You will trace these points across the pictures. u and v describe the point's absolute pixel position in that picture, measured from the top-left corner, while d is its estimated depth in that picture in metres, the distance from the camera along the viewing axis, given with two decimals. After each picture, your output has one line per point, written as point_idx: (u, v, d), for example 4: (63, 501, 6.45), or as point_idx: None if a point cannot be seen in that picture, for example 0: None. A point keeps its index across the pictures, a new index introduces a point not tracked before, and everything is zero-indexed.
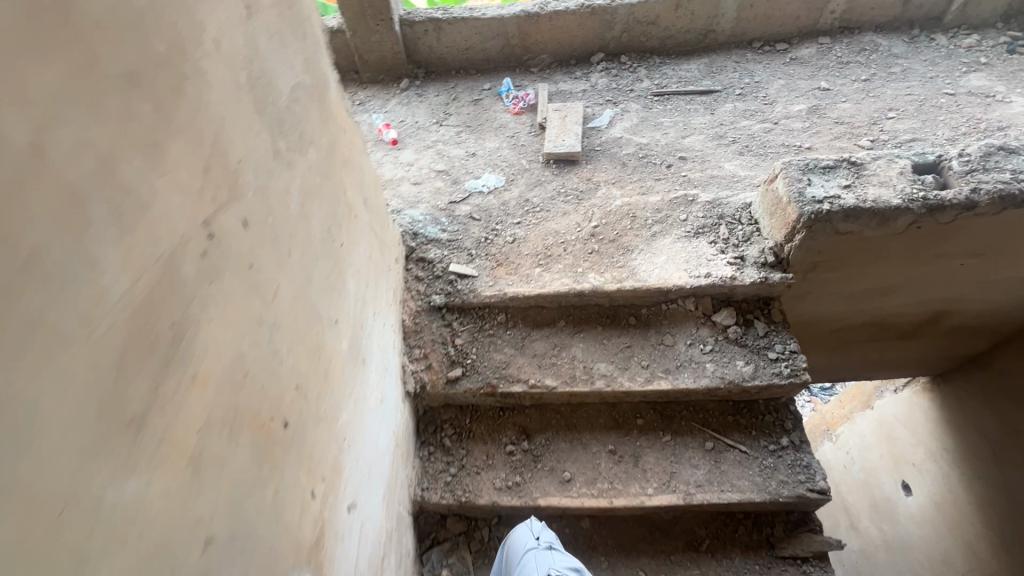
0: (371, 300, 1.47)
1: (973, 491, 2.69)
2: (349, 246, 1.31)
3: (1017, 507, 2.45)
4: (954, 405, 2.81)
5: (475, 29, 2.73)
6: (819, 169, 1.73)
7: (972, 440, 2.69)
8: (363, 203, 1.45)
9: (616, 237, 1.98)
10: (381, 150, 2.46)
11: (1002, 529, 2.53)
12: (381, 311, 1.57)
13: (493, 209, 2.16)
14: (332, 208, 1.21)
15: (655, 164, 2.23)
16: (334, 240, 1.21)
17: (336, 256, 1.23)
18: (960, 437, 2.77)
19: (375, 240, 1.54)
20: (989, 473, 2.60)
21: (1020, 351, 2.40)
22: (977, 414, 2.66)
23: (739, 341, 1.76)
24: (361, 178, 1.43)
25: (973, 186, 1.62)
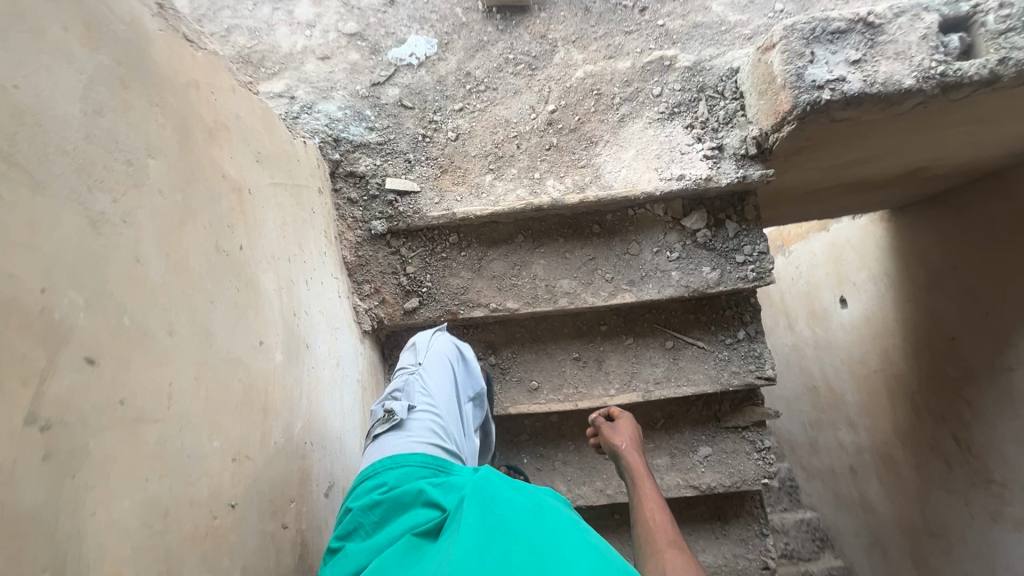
0: (298, 271, 1.27)
1: (902, 310, 2.98)
2: (255, 238, 1.07)
3: (932, 327, 2.79)
4: (905, 235, 2.90)
5: None
6: (826, 36, 1.39)
7: (914, 268, 2.86)
8: (255, 162, 1.13)
9: (578, 125, 1.68)
10: (268, 4, 1.86)
11: (915, 342, 2.92)
12: (316, 269, 1.39)
13: (428, 90, 1.75)
14: (215, 212, 0.94)
15: (625, 7, 1.77)
16: (230, 249, 0.98)
17: (240, 264, 1.00)
18: (904, 264, 2.93)
19: (284, 195, 1.26)
20: (919, 297, 2.85)
21: (984, 190, 2.38)
22: (924, 244, 2.77)
23: (707, 245, 1.66)
24: (239, 132, 1.08)
25: (1003, 54, 1.33)
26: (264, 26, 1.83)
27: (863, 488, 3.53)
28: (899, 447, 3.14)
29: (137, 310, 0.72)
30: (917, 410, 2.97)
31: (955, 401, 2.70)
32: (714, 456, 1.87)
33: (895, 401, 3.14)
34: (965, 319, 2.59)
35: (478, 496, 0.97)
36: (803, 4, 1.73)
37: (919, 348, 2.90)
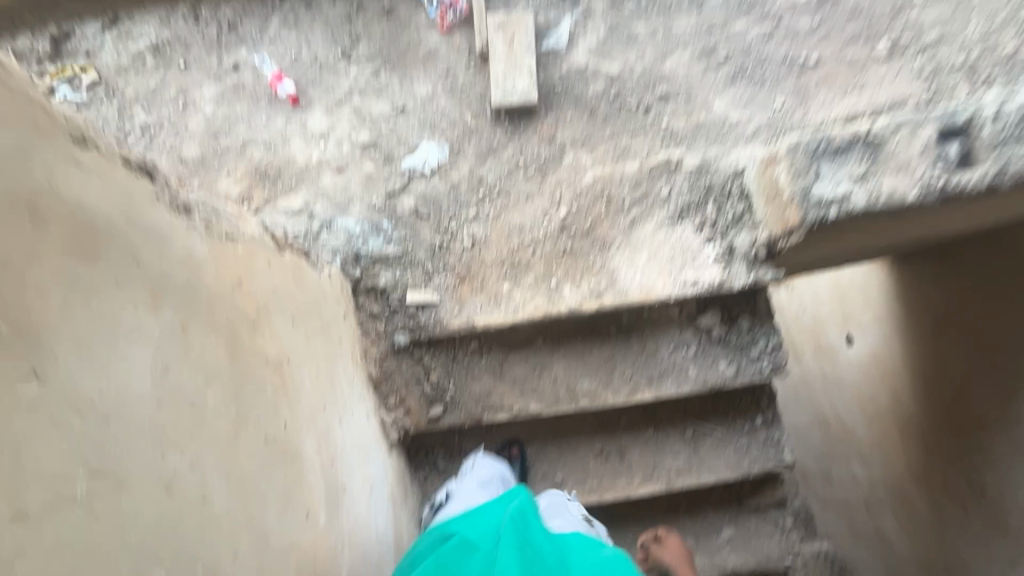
0: (333, 414, 1.31)
1: (909, 354, 3.02)
2: (295, 407, 1.11)
3: (940, 372, 2.83)
4: (908, 281, 2.97)
5: None
6: (829, 153, 1.46)
7: (918, 314, 2.92)
8: (291, 326, 1.17)
9: (590, 228, 1.73)
10: (281, 115, 1.90)
11: (924, 385, 2.96)
12: (346, 402, 1.42)
13: (442, 197, 1.80)
14: (263, 403, 0.98)
15: (630, 107, 1.83)
16: (277, 433, 1.01)
17: (285, 442, 1.04)
18: (908, 309, 2.98)
19: (317, 343, 1.30)
20: (925, 342, 2.89)
21: (984, 246, 2.47)
22: (927, 291, 2.83)
23: (722, 340, 1.70)
24: (275, 304, 1.12)
25: (1001, 164, 1.39)
26: (279, 138, 1.88)
27: (879, 523, 3.44)
28: (912, 485, 3.15)
29: (208, 553, 0.75)
30: (928, 451, 3.01)
31: (967, 446, 2.74)
32: (737, 538, 1.90)
33: (907, 441, 3.17)
34: (971, 366, 2.64)
35: (515, 522, 1.34)
36: (802, 99, 1.79)
37: (928, 391, 2.94)
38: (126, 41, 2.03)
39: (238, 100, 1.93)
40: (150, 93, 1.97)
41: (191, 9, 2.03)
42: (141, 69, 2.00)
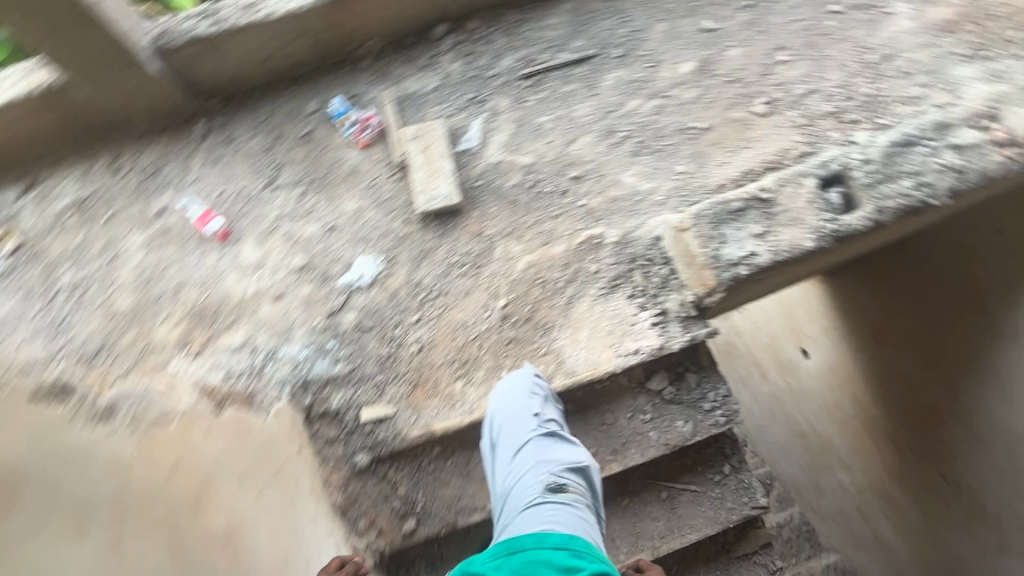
0: (306, 563, 1.28)
1: (859, 360, 3.16)
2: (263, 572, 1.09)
3: (889, 374, 2.97)
4: (841, 293, 3.14)
5: (268, 34, 1.95)
6: (729, 217, 1.59)
7: (857, 322, 3.08)
8: (246, 486, 1.17)
9: (531, 314, 1.79)
10: (212, 252, 1.92)
11: (879, 388, 3.09)
12: (321, 543, 1.40)
13: (383, 307, 1.83)
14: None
15: (547, 193, 1.94)
16: None
17: None
18: (848, 318, 3.14)
19: (280, 492, 1.29)
20: (869, 348, 3.04)
21: (901, 254, 2.68)
22: (858, 301, 3.02)
23: (675, 399, 1.76)
24: (224, 472, 1.14)
25: (878, 206, 1.57)
26: (213, 275, 1.89)
27: (875, 528, 3.42)
28: (893, 486, 3.22)
29: None
30: (897, 451, 3.11)
31: (931, 441, 2.86)
32: None
33: (878, 442, 3.24)
34: (913, 366, 2.80)
35: None
36: (701, 162, 1.95)
37: (883, 393, 3.07)
38: (45, 202, 2.03)
39: (168, 244, 1.94)
40: (76, 251, 1.96)
41: (109, 161, 2.06)
42: (62, 228, 1.99)
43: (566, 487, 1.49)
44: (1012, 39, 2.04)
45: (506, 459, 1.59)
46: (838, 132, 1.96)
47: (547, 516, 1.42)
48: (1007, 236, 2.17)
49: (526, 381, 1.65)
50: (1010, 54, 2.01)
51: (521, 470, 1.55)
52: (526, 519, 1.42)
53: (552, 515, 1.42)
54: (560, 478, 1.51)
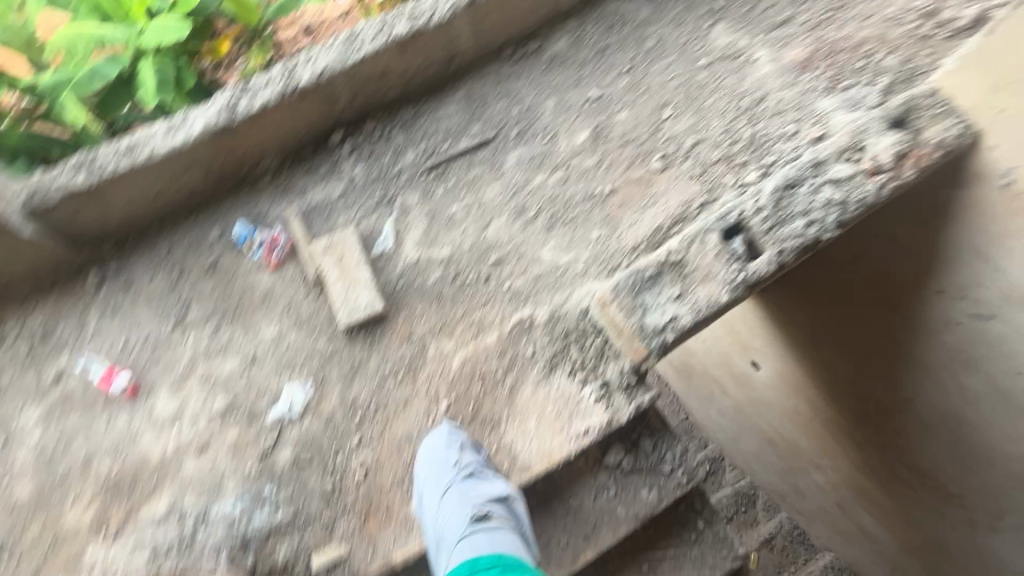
0: None
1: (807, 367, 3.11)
2: None
3: (840, 377, 2.95)
4: (775, 305, 3.08)
5: (154, 173, 1.87)
6: (646, 284, 1.62)
7: (797, 332, 3.02)
8: None
9: (475, 411, 1.74)
10: (122, 411, 1.77)
11: (832, 391, 3.06)
12: None
13: (320, 436, 1.73)
14: None
15: (471, 281, 1.93)
16: None
17: None
18: (788, 329, 3.08)
19: None
20: (816, 354, 2.99)
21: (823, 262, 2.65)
22: (792, 310, 2.98)
23: (635, 468, 1.74)
24: None
25: (778, 248, 1.65)
26: (125, 438, 1.73)
27: (859, 522, 3.43)
28: (861, 482, 3.23)
29: None
30: (857, 448, 3.13)
31: (886, 435, 2.89)
32: None
33: (838, 444, 3.25)
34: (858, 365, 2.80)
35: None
36: (613, 225, 2.01)
37: (837, 396, 3.05)
38: None
39: (70, 412, 1.77)
40: None
41: None
42: None
43: (490, 516, 1.55)
44: (861, 68, 2.26)
45: (433, 499, 1.60)
46: (731, 176, 2.07)
47: (477, 547, 1.51)
48: (910, 241, 2.20)
49: (445, 436, 1.66)
50: (862, 82, 2.22)
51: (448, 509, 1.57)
52: (454, 553, 1.52)
53: (479, 547, 1.50)
54: (483, 510, 1.56)
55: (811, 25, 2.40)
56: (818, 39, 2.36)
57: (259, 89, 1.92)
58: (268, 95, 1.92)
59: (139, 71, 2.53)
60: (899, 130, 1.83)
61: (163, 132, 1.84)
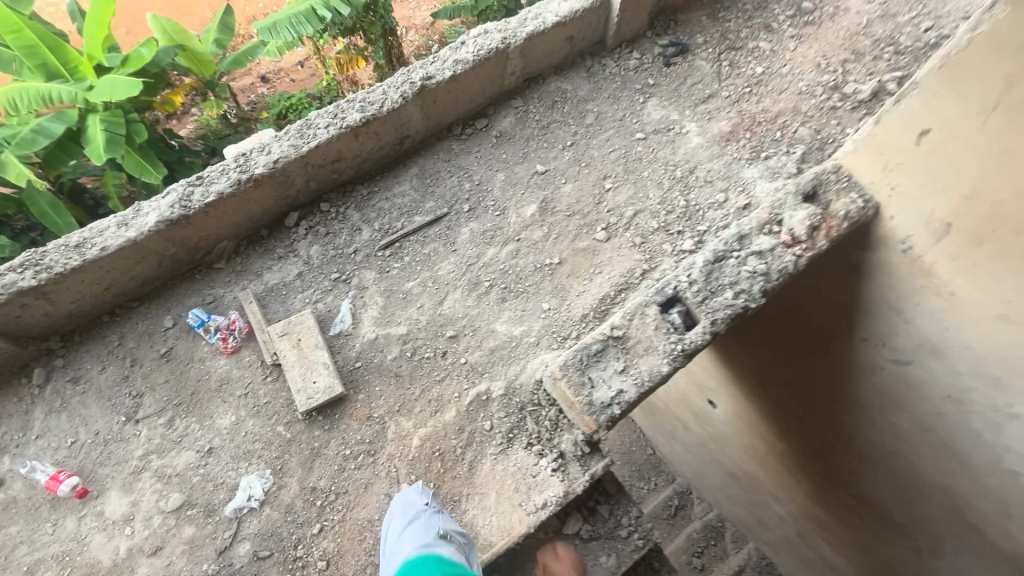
0: None
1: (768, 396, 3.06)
2: None
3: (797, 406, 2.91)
4: (733, 336, 3.05)
5: (105, 268, 1.87)
6: (592, 360, 1.72)
7: (756, 361, 2.99)
8: None
9: (435, 491, 1.78)
10: (70, 516, 1.72)
11: (790, 421, 3.02)
12: None
13: (279, 527, 1.72)
14: None
15: (428, 358, 1.99)
16: None
17: None
18: (746, 358, 3.05)
19: None
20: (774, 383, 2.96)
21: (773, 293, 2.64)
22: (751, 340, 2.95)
23: (593, 535, 1.80)
24: None
25: (711, 318, 1.79)
26: (74, 544, 1.68)
27: (819, 550, 3.40)
28: (820, 511, 3.19)
29: None
30: (813, 478, 3.08)
31: (838, 465, 2.87)
32: None
33: (795, 474, 3.20)
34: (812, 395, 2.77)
35: None
36: (562, 295, 2.12)
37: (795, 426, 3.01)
38: None
39: (13, 520, 1.71)
40: None
41: None
42: None
43: (450, 537, 1.54)
44: (779, 138, 2.50)
45: (397, 534, 1.59)
46: (668, 243, 2.23)
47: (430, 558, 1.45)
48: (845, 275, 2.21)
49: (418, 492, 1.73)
50: (780, 152, 2.45)
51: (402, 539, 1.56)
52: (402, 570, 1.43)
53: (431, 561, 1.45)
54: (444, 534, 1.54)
55: (734, 99, 2.64)
56: (740, 112, 2.59)
57: (213, 179, 1.96)
58: (222, 186, 1.96)
59: (89, 127, 2.91)
60: (812, 203, 2.02)
61: (115, 227, 1.86)
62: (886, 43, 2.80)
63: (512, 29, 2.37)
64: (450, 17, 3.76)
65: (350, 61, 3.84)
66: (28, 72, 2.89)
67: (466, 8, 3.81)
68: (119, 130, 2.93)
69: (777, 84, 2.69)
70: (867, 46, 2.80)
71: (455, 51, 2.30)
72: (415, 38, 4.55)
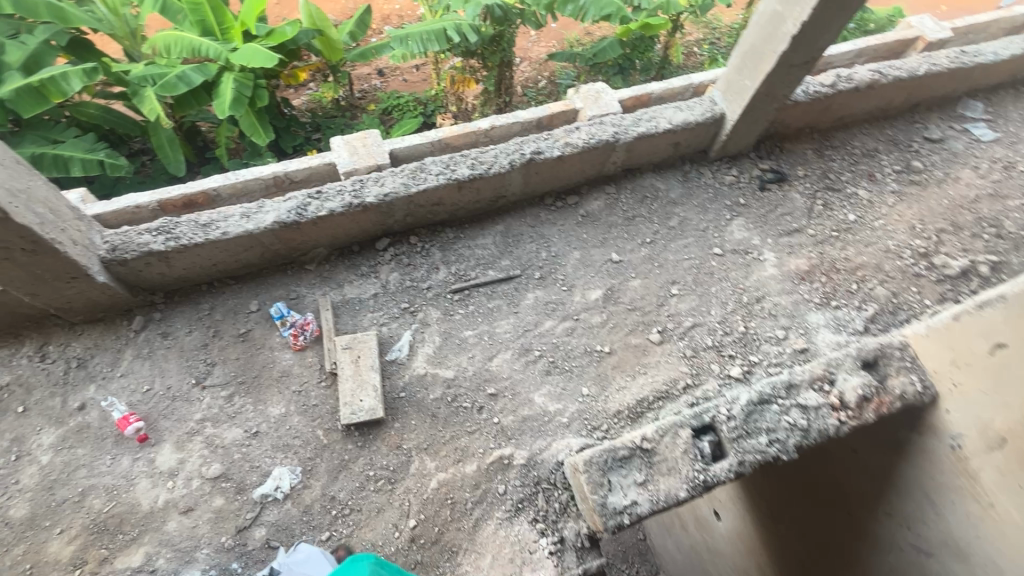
0: None
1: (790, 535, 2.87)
2: None
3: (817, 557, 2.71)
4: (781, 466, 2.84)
5: (220, 248, 2.12)
6: (617, 463, 1.81)
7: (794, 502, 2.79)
8: None
9: (438, 536, 1.89)
10: (127, 455, 1.93)
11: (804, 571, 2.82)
12: None
13: (294, 523, 1.88)
14: None
15: (465, 408, 2.12)
16: None
17: None
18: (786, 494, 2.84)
19: None
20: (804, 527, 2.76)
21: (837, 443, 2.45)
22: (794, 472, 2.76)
23: None
24: None
25: (740, 458, 1.84)
26: (123, 481, 1.89)
27: None
28: None
29: None
30: None
31: None
32: None
33: None
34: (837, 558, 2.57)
35: None
36: (602, 384, 2.21)
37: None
38: None
39: (81, 444, 1.94)
40: None
41: (37, 349, 2.09)
42: None
43: None
44: (853, 291, 2.51)
45: None
46: (717, 365, 2.29)
47: None
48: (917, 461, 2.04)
49: None
50: (851, 305, 2.47)
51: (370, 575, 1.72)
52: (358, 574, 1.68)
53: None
54: None
55: (819, 239, 2.68)
56: (821, 254, 2.64)
57: (313, 162, 2.58)
58: (335, 205, 2.19)
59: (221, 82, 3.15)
60: (870, 371, 2.04)
61: (239, 217, 2.11)
62: (989, 224, 2.77)
63: (625, 127, 2.53)
64: (566, 60, 3.98)
65: (462, 83, 3.87)
66: (189, 26, 3.20)
67: (583, 55, 3.94)
68: (246, 92, 3.16)
69: (866, 236, 2.72)
70: (968, 222, 2.78)
71: (568, 133, 2.48)
72: (528, 69, 4.65)
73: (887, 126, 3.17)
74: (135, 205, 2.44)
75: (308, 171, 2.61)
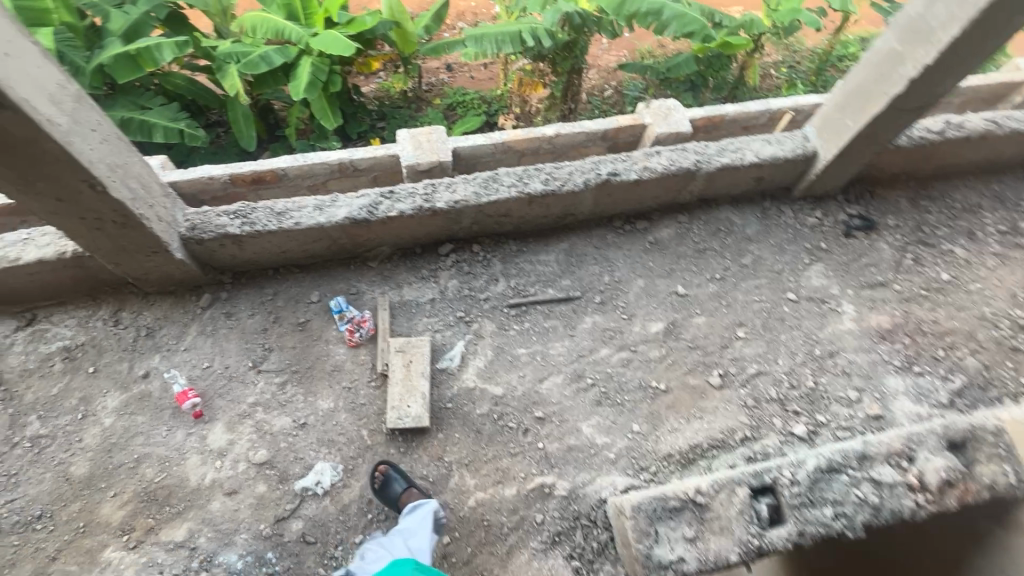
0: None
1: None
2: None
3: None
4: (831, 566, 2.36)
5: (290, 237, 2.15)
6: (666, 514, 1.72)
7: None
8: None
9: (470, 557, 1.86)
10: (182, 429, 1.99)
11: None
12: None
13: (330, 522, 1.88)
14: None
15: (511, 428, 2.07)
16: None
17: None
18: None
19: None
20: None
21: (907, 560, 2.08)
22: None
23: None
24: None
25: (800, 527, 1.71)
26: (175, 454, 1.94)
27: None
28: None
29: None
30: None
31: None
32: None
33: None
34: None
35: None
36: (654, 424, 2.12)
37: None
38: (41, 342, 2.12)
39: (141, 411, 2.01)
40: (52, 400, 2.02)
41: (112, 314, 2.18)
42: (46, 374, 2.06)
43: None
44: (939, 358, 2.31)
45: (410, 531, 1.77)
46: (779, 420, 2.15)
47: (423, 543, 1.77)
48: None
49: None
50: (936, 374, 2.27)
51: (413, 524, 1.75)
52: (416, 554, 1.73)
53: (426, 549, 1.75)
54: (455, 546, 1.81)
55: (905, 297, 2.49)
56: (906, 312, 2.44)
57: (378, 152, 2.61)
58: (406, 207, 2.19)
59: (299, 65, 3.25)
60: (955, 453, 1.85)
61: (312, 209, 2.13)
62: None
63: (708, 156, 2.42)
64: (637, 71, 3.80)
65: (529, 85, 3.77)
66: (276, 9, 3.31)
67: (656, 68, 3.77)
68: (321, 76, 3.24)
69: (959, 299, 2.49)
70: None
71: (647, 157, 2.38)
72: (595, 76, 4.54)
73: (994, 180, 2.91)
74: (209, 176, 2.54)
75: (373, 160, 2.65)
